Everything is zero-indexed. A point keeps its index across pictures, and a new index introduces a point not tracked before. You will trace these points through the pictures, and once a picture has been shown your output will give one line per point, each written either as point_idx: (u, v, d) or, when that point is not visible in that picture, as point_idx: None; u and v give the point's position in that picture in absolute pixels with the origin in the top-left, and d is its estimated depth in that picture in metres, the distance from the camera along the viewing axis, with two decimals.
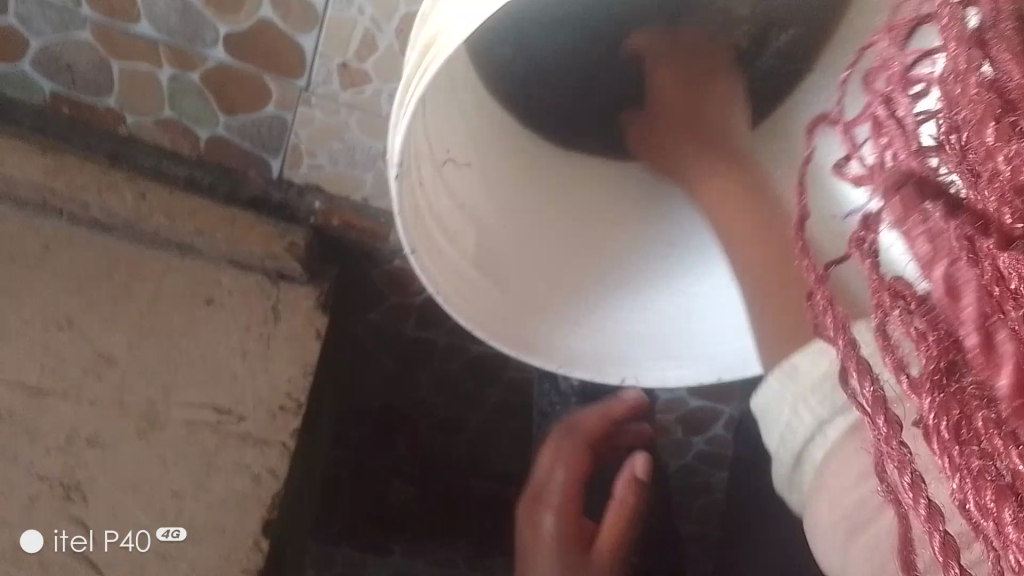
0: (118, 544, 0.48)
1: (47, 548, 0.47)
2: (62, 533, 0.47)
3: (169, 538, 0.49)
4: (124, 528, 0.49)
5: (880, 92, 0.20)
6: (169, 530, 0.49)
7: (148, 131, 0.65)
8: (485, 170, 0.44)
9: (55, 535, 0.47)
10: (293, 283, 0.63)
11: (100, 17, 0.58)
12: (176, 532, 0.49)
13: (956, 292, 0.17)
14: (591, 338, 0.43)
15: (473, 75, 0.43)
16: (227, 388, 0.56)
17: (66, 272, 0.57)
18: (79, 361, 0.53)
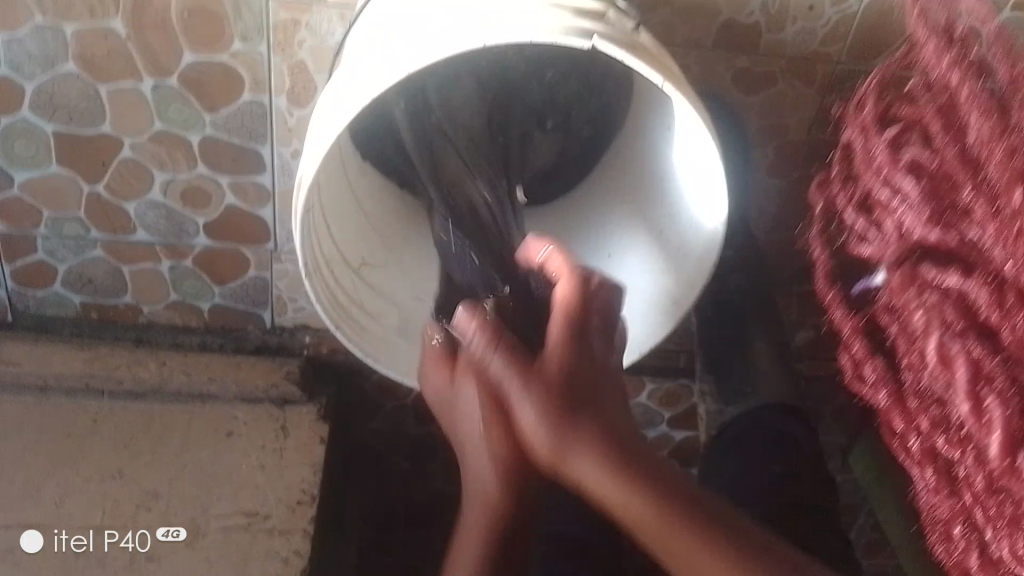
0: (119, 542, 0.64)
1: (50, 547, 0.62)
2: (63, 536, 0.63)
3: (169, 537, 0.65)
4: (123, 531, 0.64)
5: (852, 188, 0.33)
6: (169, 530, 0.65)
7: (161, 315, 0.80)
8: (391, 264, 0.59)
9: (57, 537, 0.63)
10: (295, 405, 0.76)
11: (105, 234, 0.74)
12: (175, 531, 0.65)
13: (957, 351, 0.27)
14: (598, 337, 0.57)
15: (364, 187, 0.58)
16: (251, 494, 0.69)
17: (112, 436, 0.70)
18: (132, 499, 0.67)
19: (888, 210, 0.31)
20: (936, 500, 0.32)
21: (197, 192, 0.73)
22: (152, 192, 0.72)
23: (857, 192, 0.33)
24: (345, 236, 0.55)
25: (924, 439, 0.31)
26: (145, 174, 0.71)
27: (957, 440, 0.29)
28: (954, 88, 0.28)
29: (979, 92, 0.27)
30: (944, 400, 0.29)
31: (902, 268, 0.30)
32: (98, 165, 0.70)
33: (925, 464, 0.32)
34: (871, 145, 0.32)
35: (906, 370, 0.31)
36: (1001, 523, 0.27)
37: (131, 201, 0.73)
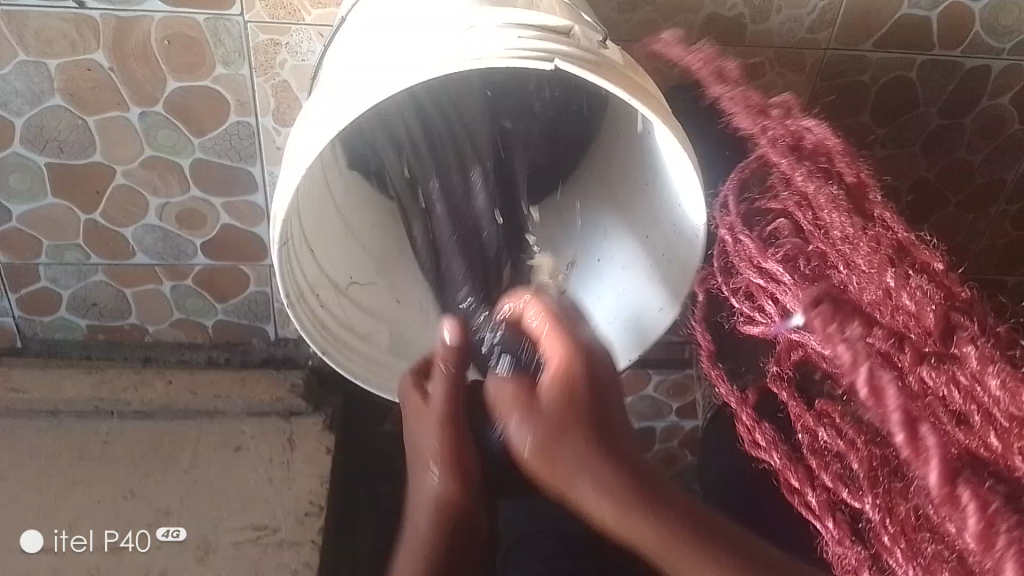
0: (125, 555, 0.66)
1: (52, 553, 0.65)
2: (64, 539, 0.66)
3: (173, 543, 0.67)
4: (126, 540, 0.66)
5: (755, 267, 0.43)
6: (171, 537, 0.67)
7: (166, 333, 0.82)
8: (368, 268, 0.59)
9: (57, 541, 0.66)
10: (302, 416, 0.77)
11: (106, 259, 0.76)
12: (177, 536, 0.67)
13: (876, 392, 0.33)
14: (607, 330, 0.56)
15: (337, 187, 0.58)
16: (260, 507, 0.70)
17: (123, 456, 0.72)
18: (143, 519, 0.68)
19: (780, 285, 0.41)
20: (843, 550, 0.37)
21: (193, 214, 0.74)
22: (148, 216, 0.73)
23: (754, 275, 0.43)
24: (330, 255, 0.56)
25: (823, 494, 0.38)
26: (140, 199, 0.72)
27: (875, 487, 0.35)
28: (820, 197, 0.42)
29: (836, 198, 0.42)
30: (846, 454, 0.37)
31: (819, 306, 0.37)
32: (93, 194, 0.71)
33: (827, 518, 0.37)
34: (750, 246, 0.44)
35: (820, 430, 0.38)
36: (924, 563, 0.32)
37: (128, 225, 0.74)
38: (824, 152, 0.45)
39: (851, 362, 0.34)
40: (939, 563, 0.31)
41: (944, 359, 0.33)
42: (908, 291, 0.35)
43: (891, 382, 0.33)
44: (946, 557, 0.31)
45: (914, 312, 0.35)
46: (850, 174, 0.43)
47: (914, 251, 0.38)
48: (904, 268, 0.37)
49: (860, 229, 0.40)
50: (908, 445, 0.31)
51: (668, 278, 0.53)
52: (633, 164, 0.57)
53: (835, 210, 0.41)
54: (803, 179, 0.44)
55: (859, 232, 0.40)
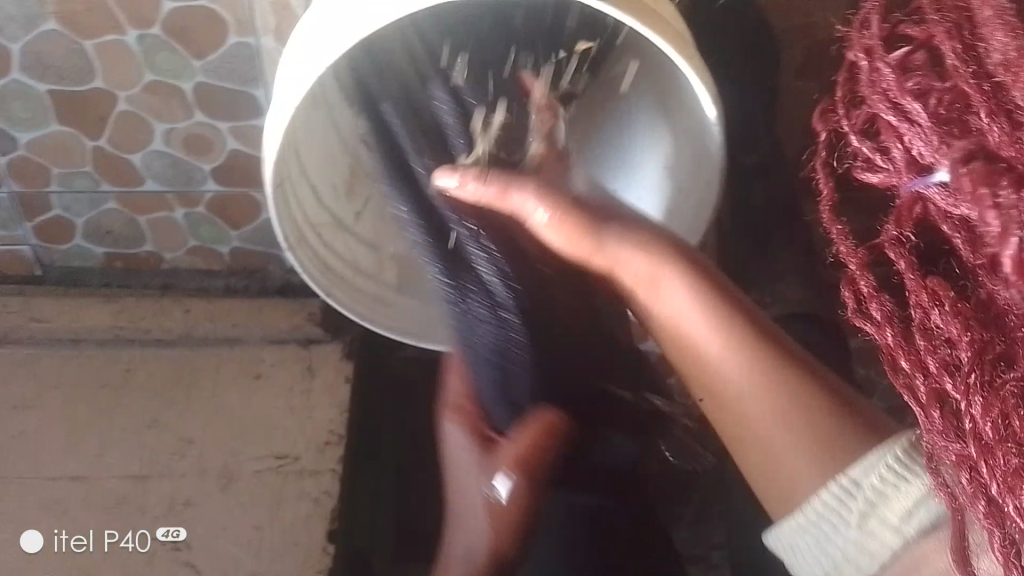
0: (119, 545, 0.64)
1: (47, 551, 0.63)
2: (62, 536, 0.64)
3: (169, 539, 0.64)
4: (123, 533, 0.64)
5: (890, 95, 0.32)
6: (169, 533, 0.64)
7: (184, 259, 0.81)
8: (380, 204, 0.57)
9: (56, 537, 0.64)
10: (321, 344, 0.77)
11: (117, 187, 0.74)
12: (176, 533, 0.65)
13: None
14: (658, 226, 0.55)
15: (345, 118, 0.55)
16: (281, 436, 0.71)
17: (145, 385, 0.73)
18: (167, 448, 0.69)
19: (912, 126, 0.31)
20: (941, 443, 0.32)
21: (199, 139, 0.71)
22: (154, 142, 0.71)
23: (883, 110, 0.32)
24: (336, 194, 0.54)
25: (931, 382, 0.32)
26: (146, 125, 0.70)
27: (975, 386, 0.30)
28: (984, 11, 0.30)
29: (1006, 11, 0.30)
30: (956, 343, 0.30)
31: (970, 164, 0.28)
32: (97, 121, 0.69)
33: (930, 408, 0.32)
34: (889, 76, 0.33)
35: (933, 311, 0.31)
36: (1005, 475, 0.29)
37: (135, 153, 0.72)
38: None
39: (1002, 232, 0.26)
40: (1021, 481, 0.28)
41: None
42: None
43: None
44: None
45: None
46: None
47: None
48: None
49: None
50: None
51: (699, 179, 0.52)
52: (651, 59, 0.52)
53: (1008, 34, 0.29)
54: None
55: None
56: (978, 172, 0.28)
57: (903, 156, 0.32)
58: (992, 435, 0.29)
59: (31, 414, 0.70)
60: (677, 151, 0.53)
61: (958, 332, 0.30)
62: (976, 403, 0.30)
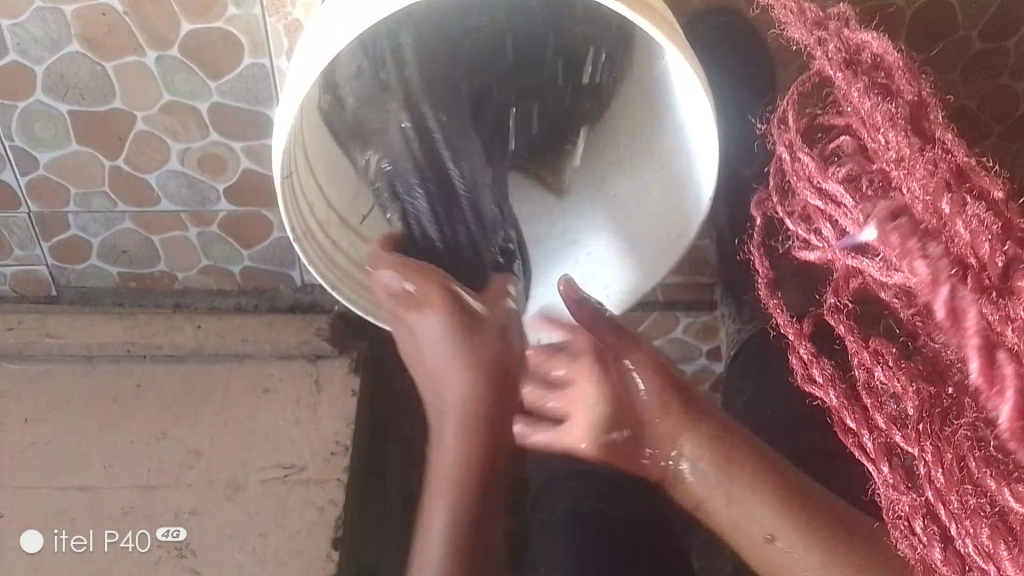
0: (118, 544, 0.65)
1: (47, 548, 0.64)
2: (60, 535, 0.65)
3: (168, 538, 0.65)
4: (122, 530, 0.65)
5: (811, 180, 0.37)
6: (169, 532, 0.65)
7: (195, 279, 0.83)
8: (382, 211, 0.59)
9: (54, 537, 0.65)
10: (328, 360, 0.78)
11: (132, 206, 0.77)
12: (176, 532, 0.66)
13: (956, 315, 0.28)
14: (657, 236, 0.57)
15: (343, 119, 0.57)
16: (288, 446, 0.71)
17: (155, 398, 0.74)
18: (175, 458, 0.70)
19: (841, 206, 0.35)
20: (896, 496, 0.34)
21: (213, 158, 0.74)
22: (169, 162, 0.74)
23: (812, 195, 0.37)
24: (342, 199, 0.56)
25: (880, 437, 0.34)
26: (161, 145, 0.73)
27: (924, 434, 0.31)
28: (875, 115, 0.33)
29: (893, 115, 0.33)
30: (901, 396, 0.33)
31: (896, 221, 0.31)
32: (115, 140, 0.72)
33: (880, 460, 0.34)
34: (810, 164, 0.37)
35: (875, 367, 0.34)
36: (965, 513, 0.29)
37: (151, 172, 0.74)
38: (882, 63, 0.35)
39: (932, 281, 0.29)
40: (980, 519, 0.29)
41: (1004, 296, 0.27)
42: (964, 216, 0.29)
43: (974, 309, 0.28)
44: (985, 510, 0.29)
45: (969, 242, 0.28)
46: (911, 91, 0.33)
47: (974, 177, 0.30)
48: (963, 191, 0.29)
49: (918, 149, 0.31)
50: (983, 374, 0.27)
51: (677, 191, 0.55)
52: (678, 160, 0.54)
53: (893, 130, 0.32)
54: (856, 97, 0.34)
55: (917, 151, 0.31)
56: (904, 228, 0.31)
57: (831, 232, 0.36)
58: (945, 479, 0.30)
59: (43, 426, 0.71)
60: (664, 161, 0.56)
61: (904, 388, 0.32)
62: (927, 450, 0.30)
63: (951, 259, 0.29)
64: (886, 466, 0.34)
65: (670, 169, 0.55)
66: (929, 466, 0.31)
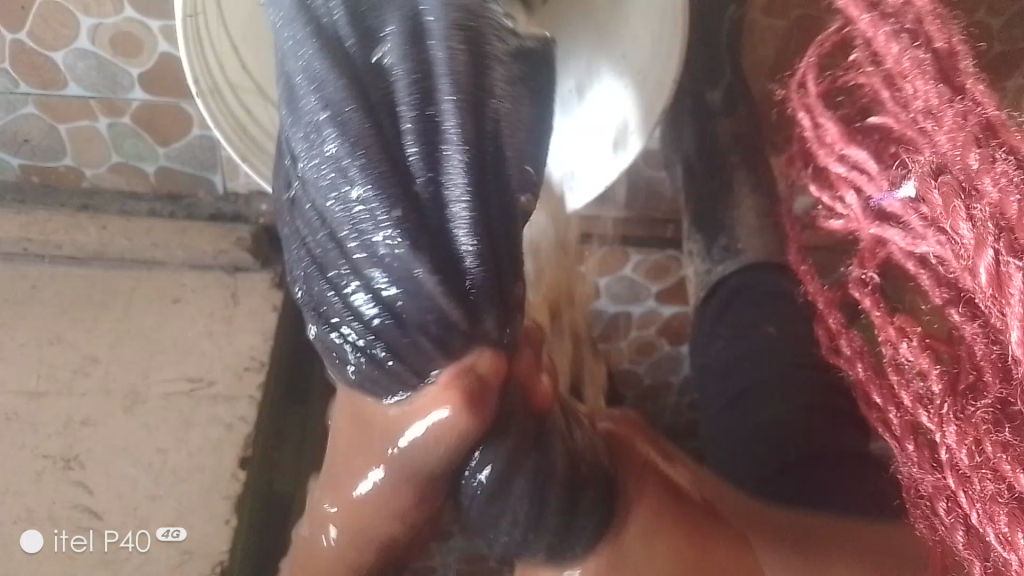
0: (119, 544, 0.55)
1: (48, 548, 0.54)
2: (61, 534, 0.55)
3: (170, 538, 0.55)
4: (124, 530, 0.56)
5: (821, 141, 0.23)
6: (170, 532, 0.55)
7: (106, 178, 0.76)
8: None
9: (55, 536, 0.55)
10: (248, 273, 0.71)
11: (36, 88, 0.69)
12: (177, 532, 0.56)
13: (998, 276, 0.16)
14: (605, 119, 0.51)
15: None
16: (195, 360, 0.65)
17: (51, 300, 0.67)
18: (69, 365, 0.63)
19: (868, 177, 0.22)
20: (916, 477, 0.22)
21: (128, 39, 0.66)
22: (78, 40, 0.65)
23: (831, 165, 0.23)
24: (260, 68, 0.47)
25: (903, 415, 0.23)
26: (70, 19, 0.64)
27: (945, 416, 0.18)
28: (900, 62, 0.19)
29: (924, 60, 0.19)
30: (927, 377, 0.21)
31: (940, 177, 0.17)
32: (17, 10, 0.63)
33: (901, 447, 0.23)
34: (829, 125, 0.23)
35: (899, 345, 0.22)
36: (981, 502, 0.17)
37: (58, 51, 0.66)
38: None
39: (971, 243, 0.16)
40: (1001, 511, 0.17)
41: None
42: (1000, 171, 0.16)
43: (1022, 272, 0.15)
44: (1004, 499, 0.16)
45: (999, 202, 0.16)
46: (945, 34, 0.19)
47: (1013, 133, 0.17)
48: (992, 149, 0.17)
49: (949, 100, 0.18)
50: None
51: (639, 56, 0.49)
52: (641, 22, 0.49)
53: (926, 79, 0.18)
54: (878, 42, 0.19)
55: (947, 103, 0.18)
56: (948, 184, 0.17)
57: (858, 199, 0.22)
58: (966, 482, 0.19)
59: None
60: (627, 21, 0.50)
61: (928, 364, 0.21)
62: (946, 435, 0.18)
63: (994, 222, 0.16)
64: (902, 449, 0.23)
65: (632, 31, 0.49)
66: (951, 446, 0.18)
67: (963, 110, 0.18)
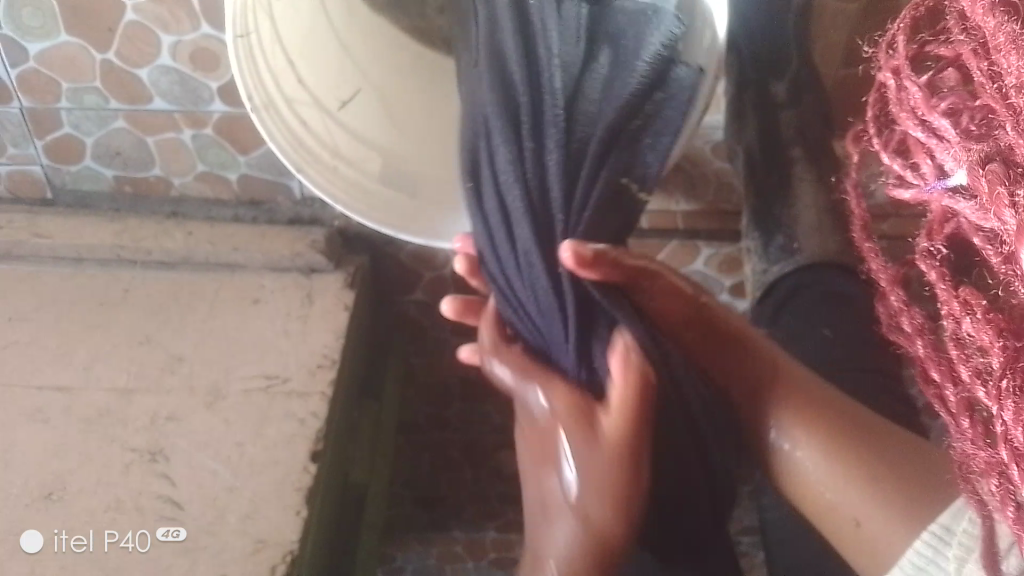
0: (118, 544, 0.57)
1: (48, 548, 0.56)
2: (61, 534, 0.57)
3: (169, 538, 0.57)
4: (124, 531, 0.58)
5: (913, 111, 0.26)
6: (169, 531, 0.57)
7: (192, 187, 0.80)
8: (370, 101, 0.55)
9: (55, 536, 0.57)
10: (323, 274, 0.74)
11: (124, 104, 0.73)
12: (177, 533, 0.58)
13: None
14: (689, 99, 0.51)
15: None
16: (273, 358, 0.68)
17: (142, 303, 0.71)
18: (157, 363, 0.67)
19: (941, 142, 0.25)
20: (967, 451, 0.25)
21: (206, 54, 0.69)
22: (161, 56, 0.69)
23: (912, 127, 0.26)
24: (319, 75, 0.52)
25: (963, 391, 0.24)
26: (152, 37, 0.68)
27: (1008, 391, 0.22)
28: (995, 37, 0.23)
29: (1018, 35, 0.23)
30: (986, 350, 0.23)
31: (988, 165, 0.23)
32: (105, 31, 0.68)
33: (959, 416, 0.25)
34: (916, 91, 0.26)
35: (963, 319, 0.24)
36: None
37: (143, 68, 0.70)
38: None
39: (1020, 228, 0.21)
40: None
41: None
42: None
43: None
44: None
45: None
46: None
47: None
48: None
49: None
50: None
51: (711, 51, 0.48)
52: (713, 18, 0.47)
53: (1018, 55, 0.22)
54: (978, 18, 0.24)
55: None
56: (994, 173, 0.22)
57: (932, 169, 0.25)
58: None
59: (27, 326, 0.69)
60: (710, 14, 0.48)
61: (990, 339, 0.23)
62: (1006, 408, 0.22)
63: None
64: (964, 422, 0.24)
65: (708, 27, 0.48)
66: (1007, 422, 0.22)
67: None
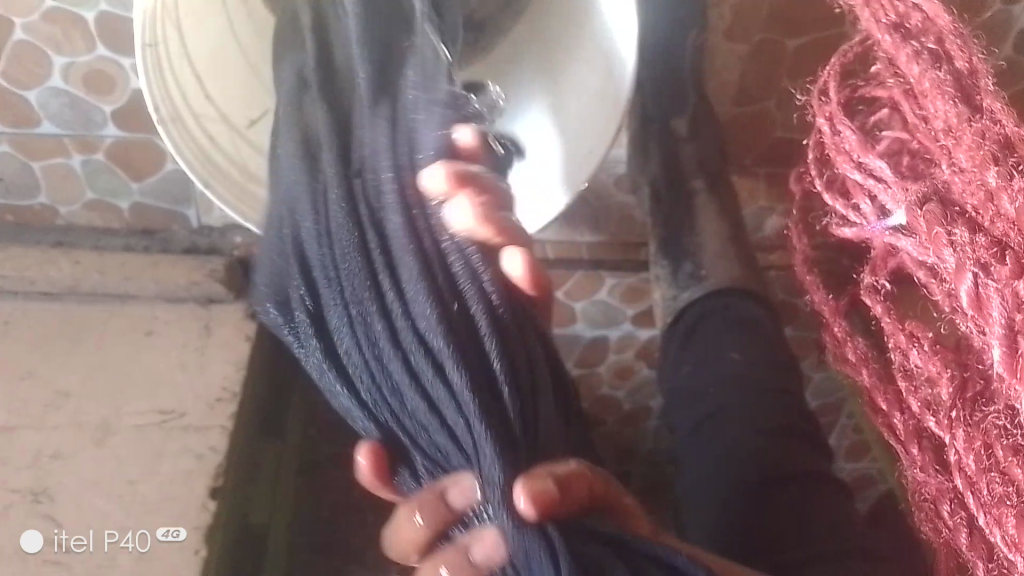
0: (118, 544, 0.56)
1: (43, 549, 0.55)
2: (62, 534, 0.56)
3: (170, 538, 0.57)
4: (124, 531, 0.57)
5: (852, 157, 0.40)
6: (169, 531, 0.57)
7: (80, 215, 0.76)
8: None
9: (55, 536, 0.56)
10: (223, 304, 0.72)
11: (9, 127, 0.69)
12: (177, 533, 0.57)
13: (979, 298, 0.31)
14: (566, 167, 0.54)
15: None
16: (168, 392, 0.65)
17: (23, 335, 0.67)
18: (40, 398, 0.63)
19: (878, 183, 0.39)
20: (924, 477, 0.38)
21: (101, 76, 0.67)
22: (52, 77, 0.66)
23: (851, 168, 0.40)
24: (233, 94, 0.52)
25: (909, 418, 0.39)
26: (42, 57, 0.65)
27: (958, 419, 0.33)
28: (925, 81, 0.35)
29: (943, 82, 0.34)
30: (936, 380, 0.36)
31: (929, 206, 0.35)
32: None
33: (908, 441, 0.39)
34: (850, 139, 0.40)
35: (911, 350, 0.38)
36: (983, 481, 0.32)
37: (31, 89, 0.67)
38: (934, 25, 0.35)
39: (958, 268, 0.32)
40: (1006, 508, 0.31)
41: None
42: (1011, 192, 0.30)
43: (996, 292, 0.30)
44: (1010, 498, 0.31)
45: (1014, 219, 0.30)
46: (963, 57, 0.34)
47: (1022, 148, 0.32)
48: (1005, 168, 0.31)
49: (965, 121, 0.33)
50: (1006, 362, 0.30)
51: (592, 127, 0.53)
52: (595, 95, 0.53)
53: (943, 100, 0.34)
54: (907, 61, 0.36)
55: (965, 126, 0.33)
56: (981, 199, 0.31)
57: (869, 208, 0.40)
58: (976, 465, 0.32)
59: None
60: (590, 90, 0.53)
61: (940, 370, 0.36)
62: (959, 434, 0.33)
63: (994, 240, 0.31)
64: (915, 447, 0.38)
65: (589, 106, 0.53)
66: (961, 451, 0.33)
67: (977, 137, 0.32)
